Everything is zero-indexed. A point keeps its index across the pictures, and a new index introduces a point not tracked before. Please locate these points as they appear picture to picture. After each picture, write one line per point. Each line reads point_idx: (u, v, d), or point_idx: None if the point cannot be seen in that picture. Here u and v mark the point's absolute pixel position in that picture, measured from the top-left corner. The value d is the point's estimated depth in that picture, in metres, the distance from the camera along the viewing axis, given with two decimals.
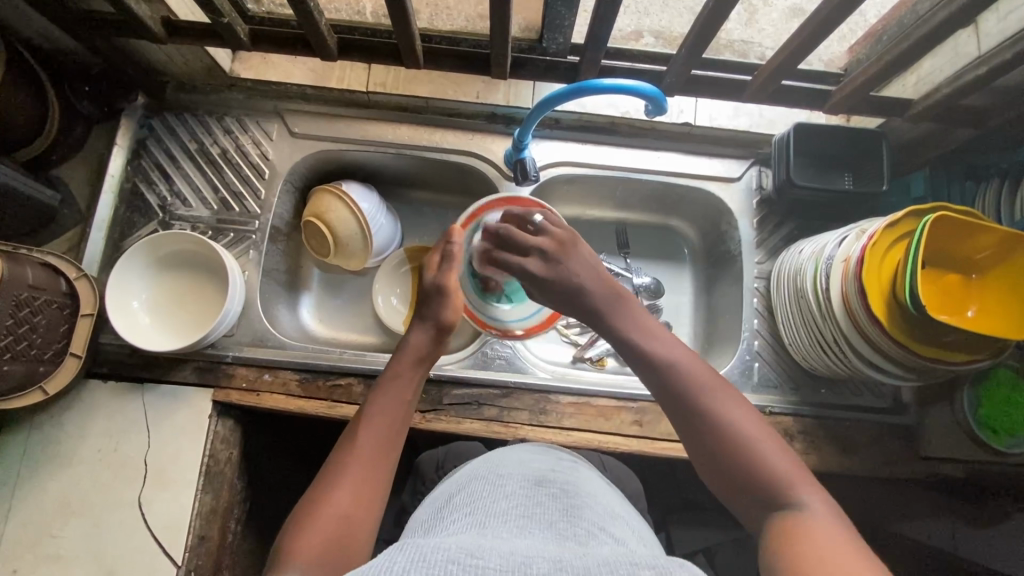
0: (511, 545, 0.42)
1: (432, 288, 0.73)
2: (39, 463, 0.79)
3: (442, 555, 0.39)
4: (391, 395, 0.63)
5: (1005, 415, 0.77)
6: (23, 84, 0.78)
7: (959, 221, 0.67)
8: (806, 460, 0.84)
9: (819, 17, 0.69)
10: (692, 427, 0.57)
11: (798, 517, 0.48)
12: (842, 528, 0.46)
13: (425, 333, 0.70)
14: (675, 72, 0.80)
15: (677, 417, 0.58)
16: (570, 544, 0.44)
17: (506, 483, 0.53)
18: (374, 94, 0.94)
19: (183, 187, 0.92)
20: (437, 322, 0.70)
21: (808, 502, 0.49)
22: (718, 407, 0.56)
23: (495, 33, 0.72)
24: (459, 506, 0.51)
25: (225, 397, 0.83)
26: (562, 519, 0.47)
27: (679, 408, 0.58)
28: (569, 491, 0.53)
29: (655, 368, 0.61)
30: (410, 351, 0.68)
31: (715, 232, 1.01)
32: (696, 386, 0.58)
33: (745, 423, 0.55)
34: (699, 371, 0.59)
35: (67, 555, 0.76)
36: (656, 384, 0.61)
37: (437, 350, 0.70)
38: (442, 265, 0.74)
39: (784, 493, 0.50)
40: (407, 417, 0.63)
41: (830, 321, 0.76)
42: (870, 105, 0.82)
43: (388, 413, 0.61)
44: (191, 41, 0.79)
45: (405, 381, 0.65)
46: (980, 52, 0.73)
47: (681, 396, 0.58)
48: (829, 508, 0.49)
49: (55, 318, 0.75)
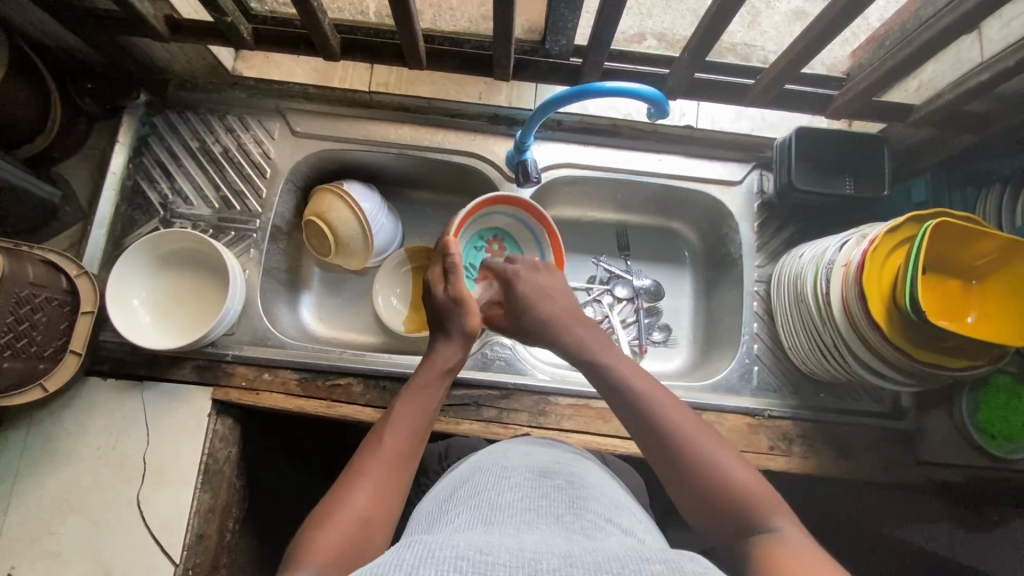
0: (519, 540, 0.42)
1: (445, 302, 0.75)
2: (37, 460, 0.79)
3: (451, 552, 0.39)
4: (418, 402, 0.64)
5: (1002, 419, 0.77)
6: (26, 82, 0.78)
7: (960, 228, 0.67)
8: (804, 464, 0.84)
9: (822, 22, 0.69)
10: (662, 455, 0.56)
11: (773, 539, 0.48)
12: (817, 552, 0.46)
13: (453, 345, 0.72)
14: (677, 76, 0.80)
15: (646, 443, 0.58)
16: (578, 538, 0.44)
17: (511, 475, 0.53)
18: (378, 95, 0.94)
19: (184, 185, 0.92)
20: (464, 334, 0.73)
21: (781, 525, 0.49)
22: (687, 432, 0.56)
23: (498, 35, 0.72)
24: (464, 498, 0.51)
25: (224, 396, 0.83)
26: (569, 511, 0.48)
27: (647, 433, 0.58)
28: (575, 483, 0.53)
29: (624, 396, 0.61)
30: (440, 361, 0.70)
31: (716, 235, 1.01)
32: (667, 413, 0.58)
33: (713, 448, 0.55)
34: (666, 398, 0.59)
35: (65, 552, 0.76)
36: (625, 411, 0.60)
37: (463, 362, 0.73)
38: (448, 278, 0.76)
39: (757, 518, 0.50)
40: (431, 425, 0.64)
41: (830, 326, 0.76)
42: (872, 110, 0.83)
43: (415, 419, 0.62)
44: (194, 41, 0.79)
45: (434, 391, 0.67)
46: (983, 59, 0.73)
47: (650, 423, 0.58)
48: (802, 531, 0.49)
49: (55, 315, 0.75)
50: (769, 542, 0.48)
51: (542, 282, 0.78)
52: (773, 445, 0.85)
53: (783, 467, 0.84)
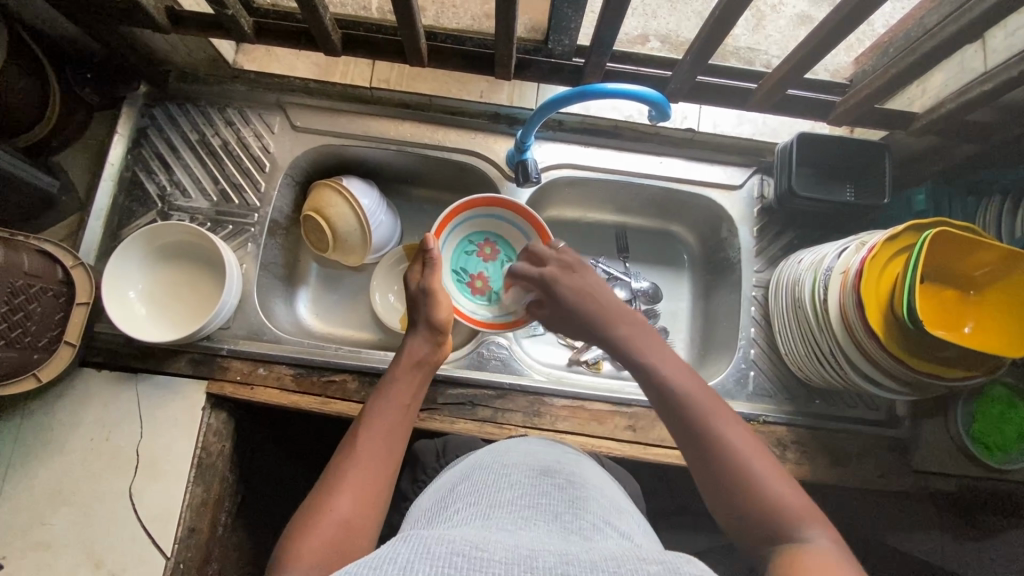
0: (515, 538, 0.42)
1: (417, 292, 0.78)
2: (31, 450, 0.79)
3: (447, 547, 0.39)
4: (390, 399, 0.65)
5: (998, 430, 0.79)
6: (24, 70, 0.77)
7: (956, 238, 0.67)
8: (798, 470, 0.84)
9: (828, 26, 0.68)
10: (693, 446, 0.56)
11: (803, 550, 0.47)
12: (851, 563, 0.46)
13: (419, 337, 0.74)
14: (680, 79, 0.80)
15: (687, 442, 0.57)
16: (575, 538, 0.44)
17: (511, 472, 0.53)
18: (377, 90, 0.94)
19: (183, 177, 0.92)
20: (431, 326, 0.75)
21: (814, 537, 0.48)
22: (725, 434, 0.55)
23: (501, 33, 0.72)
24: (463, 495, 0.51)
25: (218, 390, 0.83)
26: (567, 510, 0.48)
27: (688, 434, 0.57)
28: (575, 482, 0.53)
29: (659, 387, 0.61)
30: (407, 355, 0.71)
31: (716, 240, 1.01)
32: (711, 413, 0.57)
33: (747, 447, 0.54)
34: (702, 392, 0.59)
35: (55, 543, 0.76)
36: (659, 398, 0.60)
37: (434, 355, 0.74)
38: (425, 271, 0.79)
39: (787, 523, 0.50)
40: (408, 422, 0.64)
41: (827, 333, 0.76)
42: (874, 117, 0.82)
43: (392, 418, 0.63)
44: (195, 32, 0.78)
45: (404, 386, 0.67)
46: (986, 68, 0.73)
47: (696, 422, 0.57)
48: (835, 542, 0.48)
49: (50, 305, 0.75)
50: (800, 549, 0.47)
51: (577, 283, 0.75)
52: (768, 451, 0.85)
53: None
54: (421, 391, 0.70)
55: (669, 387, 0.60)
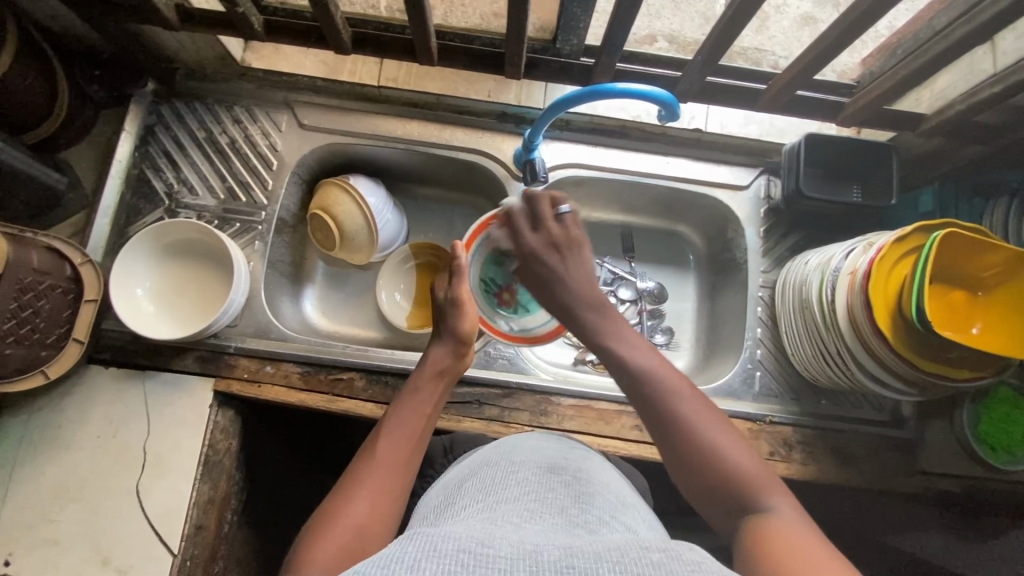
0: (521, 532, 0.42)
1: (445, 303, 0.77)
2: (38, 446, 0.79)
3: (453, 543, 0.39)
4: (412, 410, 0.65)
5: (1004, 431, 0.81)
6: (34, 67, 0.77)
7: (965, 238, 0.67)
8: (804, 470, 0.84)
9: (838, 29, 0.68)
10: (656, 425, 0.58)
11: (766, 519, 0.48)
12: (813, 531, 0.47)
13: (443, 347, 0.74)
14: (689, 79, 0.80)
15: (647, 419, 0.59)
16: (580, 531, 0.44)
17: (517, 469, 0.53)
18: (385, 89, 0.94)
19: (190, 175, 0.92)
20: (455, 336, 0.74)
21: (776, 506, 0.50)
22: (682, 407, 0.57)
23: (511, 32, 0.72)
24: (470, 492, 0.51)
25: (225, 387, 0.83)
26: (573, 505, 0.48)
27: (647, 411, 0.59)
28: (583, 479, 0.53)
29: (625, 369, 0.62)
30: (429, 364, 0.71)
31: (722, 240, 1.01)
32: (666, 388, 0.59)
33: (705, 420, 0.56)
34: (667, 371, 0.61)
35: (63, 540, 0.76)
36: (627, 381, 0.62)
37: (457, 365, 0.74)
38: (452, 282, 0.79)
39: (750, 493, 0.51)
40: (427, 432, 0.65)
41: (834, 333, 0.76)
42: (883, 118, 0.83)
43: (410, 426, 0.63)
44: (206, 30, 0.78)
45: (425, 394, 0.67)
46: (996, 70, 0.73)
47: (652, 399, 0.59)
48: (799, 511, 0.49)
49: (59, 302, 0.75)
50: (761, 518, 0.49)
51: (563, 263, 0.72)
52: (774, 450, 0.85)
53: (783, 472, 0.84)
54: (442, 402, 0.70)
55: (627, 366, 0.62)
